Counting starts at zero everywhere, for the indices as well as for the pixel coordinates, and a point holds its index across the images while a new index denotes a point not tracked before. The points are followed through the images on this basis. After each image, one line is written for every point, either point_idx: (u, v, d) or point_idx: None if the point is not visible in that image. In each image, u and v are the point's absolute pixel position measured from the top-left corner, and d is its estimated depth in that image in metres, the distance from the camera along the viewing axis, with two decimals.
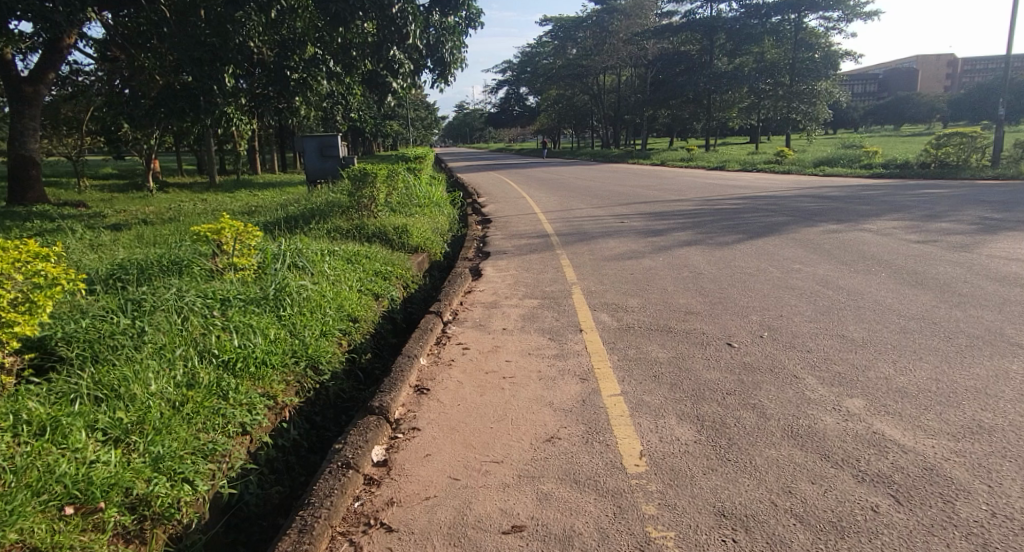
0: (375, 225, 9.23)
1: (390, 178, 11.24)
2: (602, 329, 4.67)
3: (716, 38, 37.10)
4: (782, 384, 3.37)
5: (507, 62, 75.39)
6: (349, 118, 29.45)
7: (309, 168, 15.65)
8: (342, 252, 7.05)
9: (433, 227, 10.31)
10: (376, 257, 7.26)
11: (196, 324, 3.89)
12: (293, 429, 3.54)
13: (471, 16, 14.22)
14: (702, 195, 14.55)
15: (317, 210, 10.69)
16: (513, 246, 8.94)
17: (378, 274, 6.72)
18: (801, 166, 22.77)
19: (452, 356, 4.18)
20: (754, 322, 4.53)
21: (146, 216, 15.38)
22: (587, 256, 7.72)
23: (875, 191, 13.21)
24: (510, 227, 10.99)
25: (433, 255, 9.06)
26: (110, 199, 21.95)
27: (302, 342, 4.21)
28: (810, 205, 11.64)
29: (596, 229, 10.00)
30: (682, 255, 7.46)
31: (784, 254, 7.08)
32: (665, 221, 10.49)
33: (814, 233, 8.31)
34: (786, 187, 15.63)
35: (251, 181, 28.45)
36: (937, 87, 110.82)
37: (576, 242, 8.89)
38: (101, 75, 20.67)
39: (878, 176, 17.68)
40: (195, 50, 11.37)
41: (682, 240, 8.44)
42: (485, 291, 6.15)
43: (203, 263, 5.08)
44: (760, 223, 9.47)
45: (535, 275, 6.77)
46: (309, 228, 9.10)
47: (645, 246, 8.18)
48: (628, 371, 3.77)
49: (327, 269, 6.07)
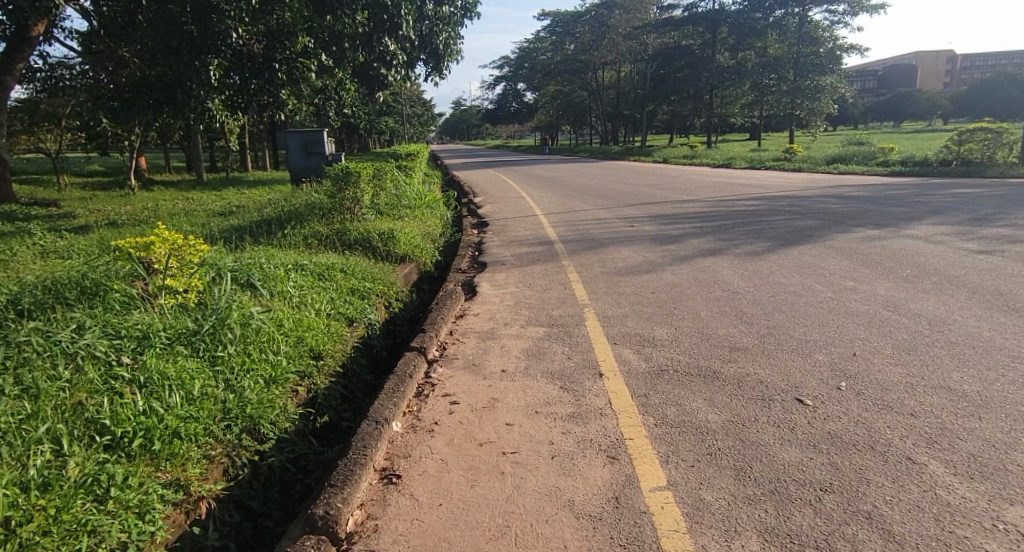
0: (359, 230, 8.28)
1: (376, 178, 10.27)
2: (628, 374, 3.68)
3: (718, 32, 36.38)
4: (896, 474, 2.39)
5: (503, 59, 74.36)
6: (342, 114, 28.58)
7: (292, 165, 14.60)
8: (314, 265, 6.02)
9: (424, 233, 9.33)
10: (354, 271, 6.24)
11: (88, 379, 2.87)
12: (210, 533, 2.58)
13: (467, 7, 13.24)
14: (714, 195, 13.61)
15: (295, 212, 9.71)
16: (512, 255, 7.98)
17: (356, 292, 5.71)
18: (812, 163, 21.82)
19: (436, 417, 3.18)
20: (822, 365, 3.56)
21: (118, 216, 14.39)
22: (598, 267, 6.78)
23: (903, 192, 12.26)
24: (509, 232, 10.02)
25: (422, 265, 8.10)
26: (90, 198, 20.97)
27: (239, 396, 3.20)
28: (836, 206, 10.69)
29: (603, 234, 9.03)
30: (707, 267, 6.50)
31: (828, 266, 6.12)
32: (680, 225, 9.51)
33: (854, 240, 7.35)
34: (803, 186, 14.68)
35: (241, 179, 27.46)
36: (939, 83, 109.96)
37: (583, 249, 7.94)
38: (83, 69, 19.73)
39: (899, 174, 16.72)
40: (174, 38, 10.52)
41: (703, 249, 7.48)
42: (479, 314, 5.15)
43: (127, 287, 4.07)
44: (787, 228, 8.53)
45: (540, 293, 5.80)
46: (282, 235, 8.13)
47: (663, 255, 7.22)
48: (673, 445, 2.78)
49: (293, 290, 5.06)
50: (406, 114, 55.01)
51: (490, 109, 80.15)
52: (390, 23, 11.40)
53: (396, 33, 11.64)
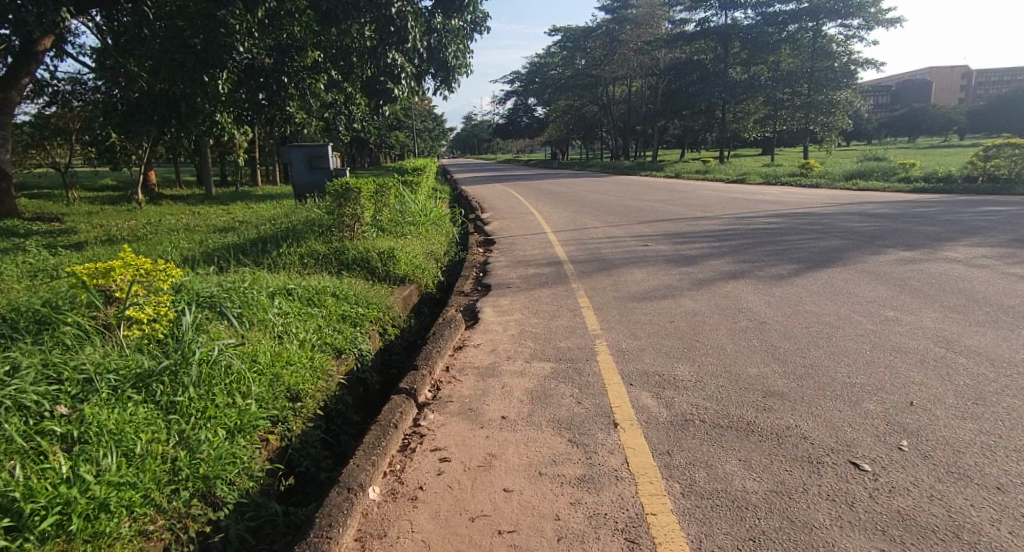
0: (358, 249, 7.89)
1: (378, 194, 9.88)
2: (647, 424, 3.20)
3: (730, 46, 36.08)
4: None
5: (514, 74, 74.47)
6: (351, 128, 28.40)
7: (296, 181, 14.26)
8: (305, 290, 5.57)
9: (427, 251, 8.92)
10: (347, 295, 5.78)
11: (7, 438, 2.46)
12: None
13: (477, 21, 12.88)
14: (729, 212, 13.15)
15: (293, 229, 9.34)
16: (519, 277, 7.53)
17: (347, 321, 5.24)
18: (831, 179, 21.27)
19: (421, 480, 2.72)
20: (874, 416, 3.05)
21: (118, 232, 14.08)
22: (610, 291, 6.32)
23: (928, 209, 11.76)
24: (516, 251, 9.57)
25: (423, 286, 7.69)
26: (97, 212, 20.76)
27: (191, 452, 2.75)
28: (861, 224, 10.17)
29: (615, 254, 8.57)
30: (729, 292, 6.01)
31: (861, 292, 5.61)
32: (696, 244, 9.03)
33: (886, 263, 6.85)
34: (823, 203, 14.20)
35: (249, 193, 27.23)
36: (953, 97, 109.26)
37: (594, 271, 7.48)
38: (96, 85, 19.59)
39: (920, 190, 16.23)
40: (179, 52, 10.23)
41: (723, 271, 7.00)
42: (480, 346, 4.69)
43: (85, 316, 3.65)
44: (811, 248, 8.03)
45: (547, 321, 5.34)
46: (277, 254, 7.75)
47: (679, 278, 6.74)
48: (707, 526, 2.31)
49: (276, 319, 4.63)
50: (417, 128, 54.93)
51: (501, 124, 80.16)
52: (398, 36, 10.84)
53: (403, 46, 11.12)
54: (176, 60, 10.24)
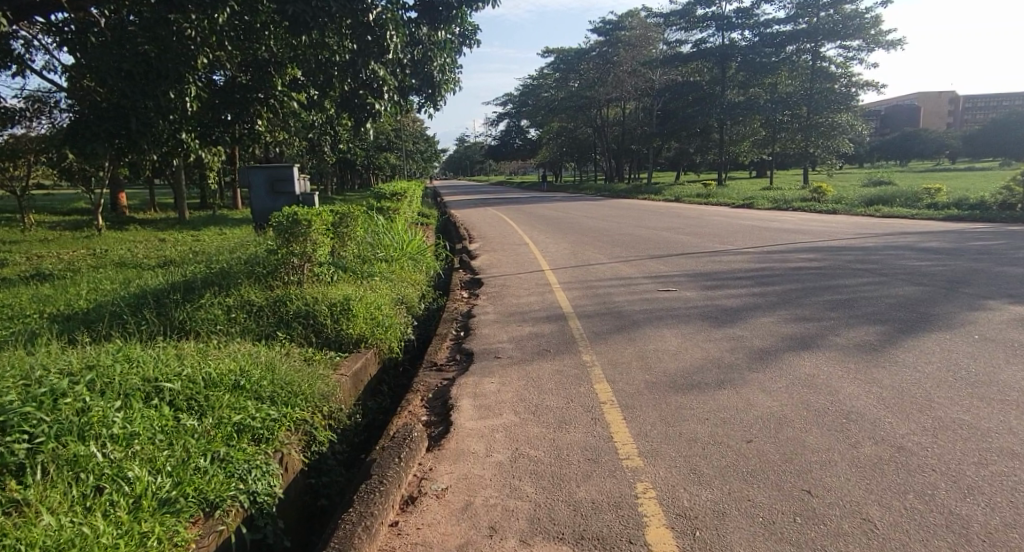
0: (305, 299, 6.15)
1: (338, 226, 8.12)
2: None
3: (727, 67, 35.02)
4: None
5: (507, 96, 73.80)
6: (334, 151, 26.80)
7: (255, 208, 12.38)
8: (192, 380, 3.75)
9: (396, 299, 7.10)
10: (260, 386, 3.95)
11: None
12: None
13: (466, 34, 11.12)
14: (753, 244, 11.43)
15: (229, 270, 7.58)
16: (510, 340, 5.70)
17: (247, 436, 3.43)
18: (849, 204, 19.66)
19: None
20: None
21: (49, 267, 12.17)
22: (638, 370, 4.53)
23: (988, 243, 10.03)
24: (507, 297, 7.78)
25: (389, 350, 5.90)
26: (51, 239, 18.90)
27: None
28: (921, 262, 8.43)
29: (633, 305, 6.76)
30: (809, 374, 4.19)
31: (1015, 382, 3.81)
32: (731, 290, 7.26)
33: (1006, 325, 5.06)
34: (856, 233, 12.53)
35: (224, 218, 25.31)
36: (944, 124, 109.88)
37: (610, 332, 5.70)
38: (59, 104, 17.71)
39: (956, 218, 14.56)
40: (125, 60, 8.05)
41: (786, 336, 5.19)
42: (448, 498, 2.88)
43: None
44: (885, 299, 6.24)
45: (549, 435, 3.52)
46: (195, 308, 6.02)
47: (729, 346, 4.97)
48: None
49: (107, 453, 2.83)
50: (408, 150, 53.48)
51: (493, 146, 78.90)
52: (378, 46, 8.84)
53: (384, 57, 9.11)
54: (123, 69, 8.04)
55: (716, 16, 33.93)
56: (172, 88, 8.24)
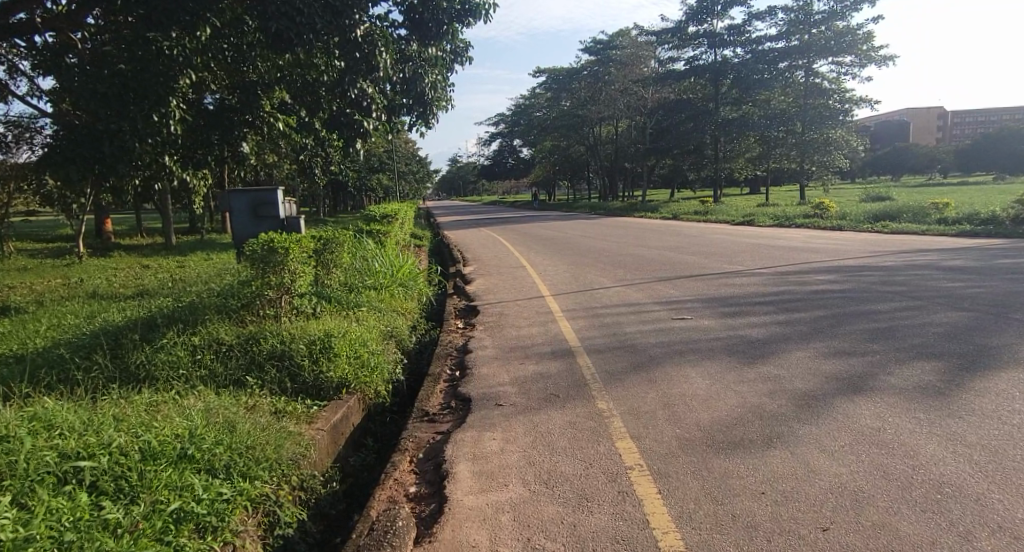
0: (280, 337, 5.43)
1: (321, 252, 7.42)
2: None
3: (721, 84, 34.72)
4: None
5: (499, 117, 73.47)
6: (324, 172, 26.15)
7: (237, 232, 11.67)
8: (121, 452, 3.03)
9: (384, 333, 6.38)
10: (213, 456, 3.22)
11: None
12: None
13: (458, 51, 10.54)
14: (764, 264, 10.81)
15: (200, 303, 6.85)
16: (513, 382, 5.00)
17: (186, 528, 2.70)
18: (854, 220, 19.10)
19: None
20: None
21: (15, 299, 11.40)
22: (667, 422, 3.85)
23: (1016, 261, 9.43)
24: (506, 327, 7.10)
25: (374, 394, 5.17)
26: (28, 268, 18.05)
27: None
28: (954, 283, 7.82)
29: (647, 338, 6.06)
30: (872, 427, 3.52)
31: None
32: (755, 317, 6.61)
33: None
34: (869, 250, 11.96)
35: (211, 243, 24.48)
36: (934, 139, 110.40)
37: (627, 371, 5.01)
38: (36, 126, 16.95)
39: (970, 235, 13.98)
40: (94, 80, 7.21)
41: (832, 375, 4.53)
42: None
43: None
44: (930, 328, 5.59)
45: (566, 515, 2.83)
46: (155, 350, 5.29)
47: (769, 388, 4.29)
48: None
49: None
50: (400, 170, 52.86)
51: (485, 165, 78.50)
52: (366, 63, 7.86)
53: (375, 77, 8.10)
54: (96, 90, 7.18)
55: (708, 34, 33.65)
56: (153, 111, 7.26)
